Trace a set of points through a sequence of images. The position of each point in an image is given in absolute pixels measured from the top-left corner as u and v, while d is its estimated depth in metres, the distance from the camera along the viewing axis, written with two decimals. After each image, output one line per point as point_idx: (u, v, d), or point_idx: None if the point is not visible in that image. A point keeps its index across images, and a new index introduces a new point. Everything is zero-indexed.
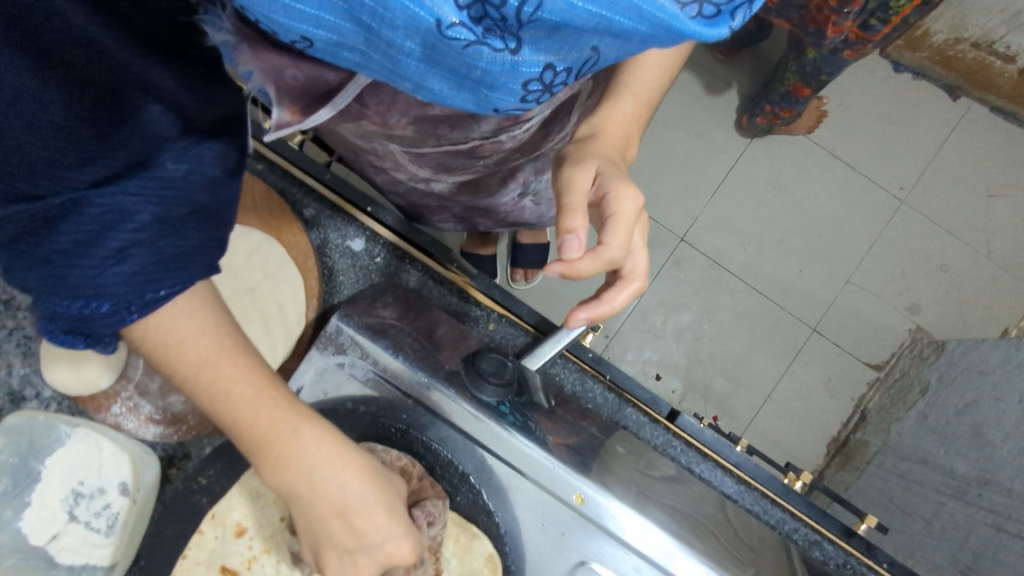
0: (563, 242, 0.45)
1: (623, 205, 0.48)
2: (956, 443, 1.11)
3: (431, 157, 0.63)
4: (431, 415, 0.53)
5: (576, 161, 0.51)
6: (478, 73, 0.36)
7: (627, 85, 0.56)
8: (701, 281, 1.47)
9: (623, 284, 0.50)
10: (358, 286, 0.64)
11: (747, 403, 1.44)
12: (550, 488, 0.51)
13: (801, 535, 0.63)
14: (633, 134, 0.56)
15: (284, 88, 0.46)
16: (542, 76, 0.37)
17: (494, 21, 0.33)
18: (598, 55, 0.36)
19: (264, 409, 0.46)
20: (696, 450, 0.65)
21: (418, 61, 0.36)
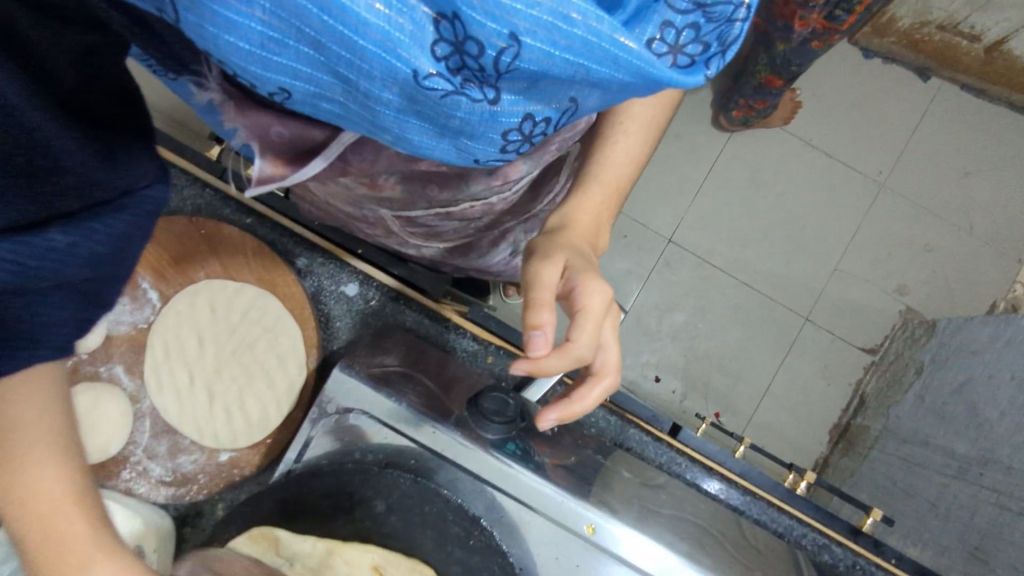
0: (529, 339, 0.47)
1: (591, 300, 0.49)
2: (954, 423, 1.13)
3: (422, 221, 0.62)
4: (439, 459, 0.53)
5: (545, 255, 0.51)
6: (456, 121, 0.36)
7: (597, 173, 0.57)
8: (692, 280, 1.49)
9: (595, 380, 0.51)
10: (355, 330, 0.65)
11: (747, 397, 1.45)
12: (560, 520, 0.52)
13: (810, 540, 0.63)
14: (604, 222, 0.56)
15: (265, 143, 0.46)
16: (521, 127, 0.38)
17: (472, 71, 0.33)
18: (576, 106, 0.38)
19: (62, 523, 0.44)
20: (699, 463, 0.65)
21: (395, 111, 0.36)
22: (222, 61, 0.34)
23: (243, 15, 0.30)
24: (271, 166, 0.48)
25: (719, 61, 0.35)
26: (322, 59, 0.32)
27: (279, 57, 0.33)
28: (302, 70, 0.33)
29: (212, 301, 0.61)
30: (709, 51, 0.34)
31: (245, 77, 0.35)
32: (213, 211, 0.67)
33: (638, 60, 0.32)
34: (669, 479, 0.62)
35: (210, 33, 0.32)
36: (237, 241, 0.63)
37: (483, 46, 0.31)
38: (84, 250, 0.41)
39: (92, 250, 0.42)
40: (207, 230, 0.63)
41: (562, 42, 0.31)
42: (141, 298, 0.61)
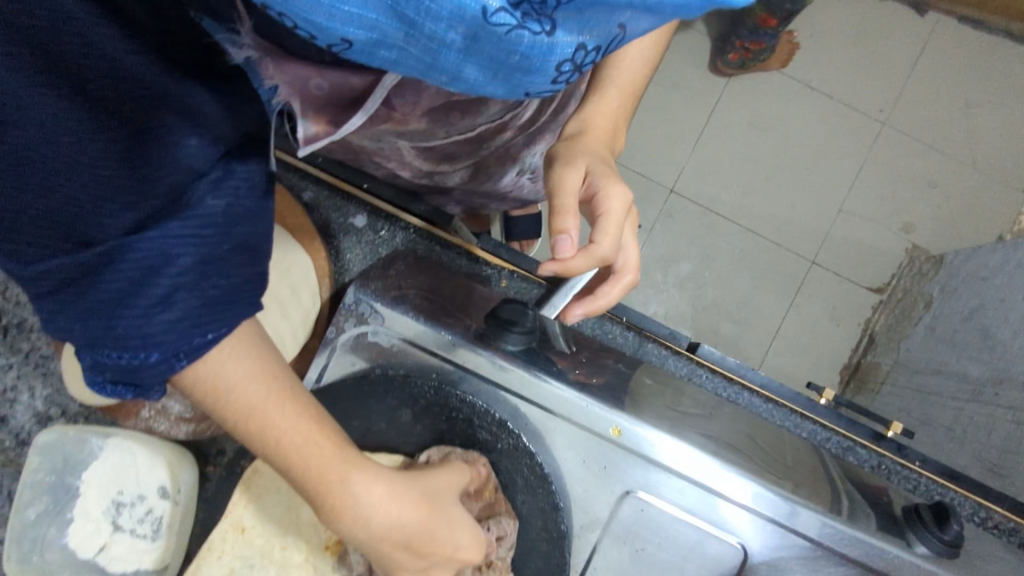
0: (556, 243, 0.47)
1: (613, 204, 0.49)
2: (966, 349, 1.13)
3: (440, 150, 0.60)
4: (460, 370, 0.53)
5: (566, 161, 0.51)
6: (517, 57, 0.36)
7: (612, 76, 0.56)
8: (697, 229, 1.48)
9: (617, 279, 0.53)
10: (366, 260, 0.65)
11: (756, 342, 1.45)
12: (584, 423, 0.52)
13: (834, 443, 0.64)
14: (621, 125, 0.57)
15: (308, 99, 0.45)
16: (575, 57, 0.37)
17: (532, 4, 0.33)
18: (623, 33, 0.38)
19: (308, 458, 0.46)
20: (720, 376, 0.65)
21: (457, 52, 0.35)
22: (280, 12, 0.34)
23: None
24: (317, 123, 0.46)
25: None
26: (386, 2, 0.32)
27: (347, 5, 0.32)
28: (365, 15, 0.33)
29: None
30: None
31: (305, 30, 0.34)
32: None
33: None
34: (692, 391, 0.62)
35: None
36: None
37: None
38: (212, 214, 0.45)
39: (214, 213, 0.45)
40: None
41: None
42: None
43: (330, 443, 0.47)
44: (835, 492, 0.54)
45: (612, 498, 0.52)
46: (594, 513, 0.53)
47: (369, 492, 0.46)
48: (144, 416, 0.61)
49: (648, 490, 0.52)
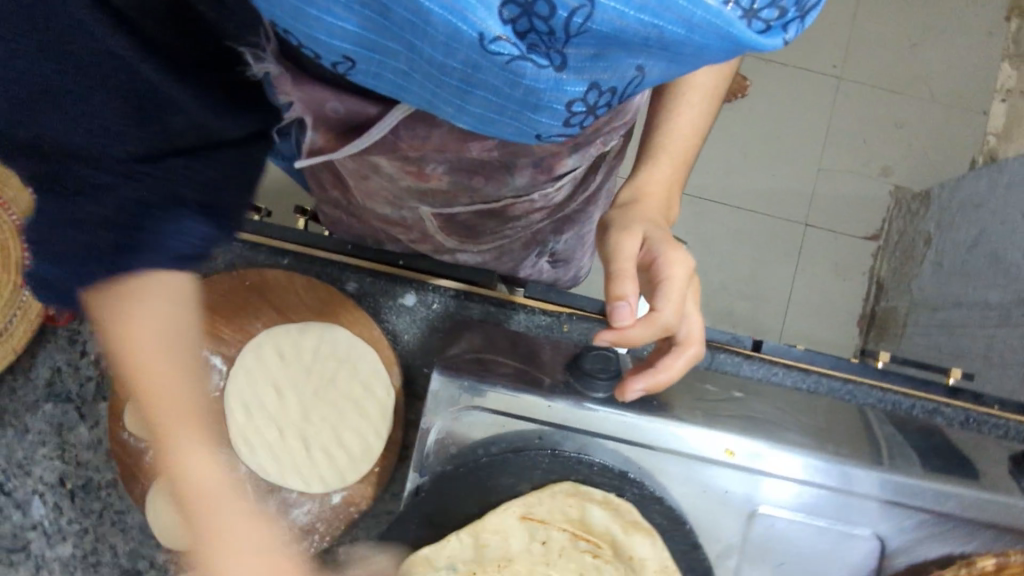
0: (614, 311, 0.48)
1: (674, 271, 0.50)
2: (980, 277, 1.16)
3: (461, 220, 0.62)
4: (562, 431, 0.53)
5: (623, 226, 0.52)
6: (523, 90, 0.34)
7: (666, 141, 0.57)
8: (690, 218, 1.50)
9: (680, 350, 0.52)
10: (427, 339, 0.63)
11: (772, 313, 1.47)
12: (695, 453, 0.52)
13: (918, 408, 0.65)
14: (673, 196, 0.57)
15: (321, 118, 0.48)
16: (587, 97, 0.35)
17: (540, 36, 0.31)
18: (642, 75, 0.34)
19: (171, 408, 0.44)
20: (794, 368, 0.66)
21: (456, 79, 0.34)
22: (286, 29, 0.34)
23: None
24: (325, 138, 0.50)
25: (797, 27, 0.32)
26: (376, 19, 0.31)
27: (342, 24, 0.32)
28: (356, 32, 0.32)
29: (280, 350, 0.60)
30: (788, 16, 0.31)
31: (308, 45, 0.34)
32: (246, 262, 0.65)
33: (714, 19, 0.29)
34: (773, 391, 0.63)
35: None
36: (285, 283, 0.60)
37: (553, 6, 0.29)
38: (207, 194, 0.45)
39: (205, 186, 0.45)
40: (252, 279, 0.60)
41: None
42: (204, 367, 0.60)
43: (184, 399, 0.44)
44: (940, 458, 0.55)
45: (738, 519, 0.53)
46: (726, 539, 0.53)
47: (188, 463, 0.44)
48: None
49: (771, 504, 0.52)
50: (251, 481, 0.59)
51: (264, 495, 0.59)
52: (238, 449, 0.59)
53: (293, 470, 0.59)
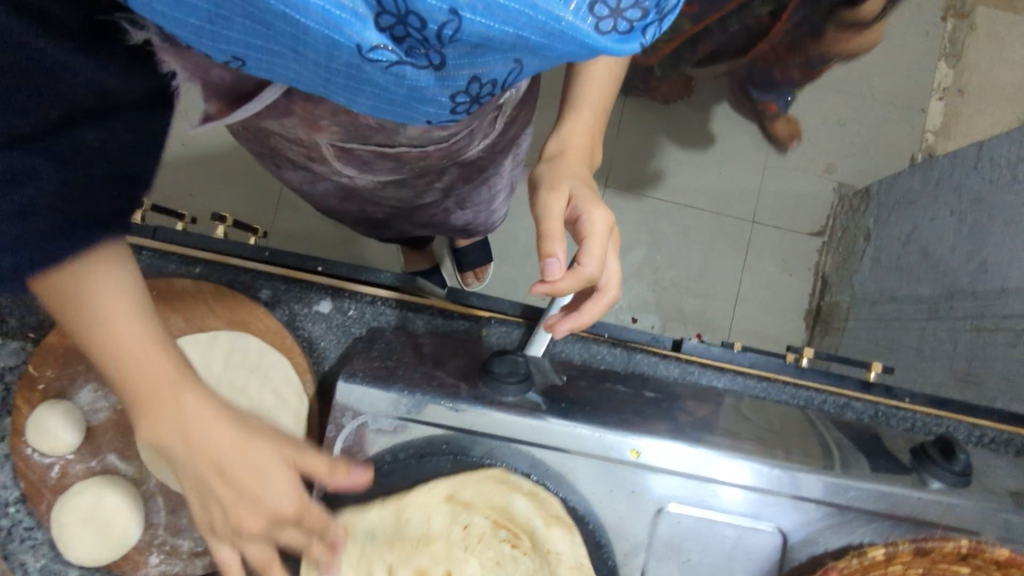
0: (546, 267, 0.55)
1: (596, 226, 0.57)
2: (912, 271, 1.20)
3: (357, 156, 0.61)
4: (470, 435, 0.53)
5: (551, 185, 0.60)
6: (405, 87, 0.37)
7: (585, 94, 0.64)
8: (641, 216, 1.52)
9: (598, 296, 0.58)
10: (343, 345, 0.63)
11: (721, 309, 1.49)
12: (602, 453, 0.53)
13: (829, 403, 0.66)
14: (593, 141, 0.65)
15: (211, 87, 0.46)
16: (467, 88, 0.39)
17: (417, 41, 0.33)
18: (520, 66, 0.38)
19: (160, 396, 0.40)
20: (711, 367, 0.67)
21: (343, 79, 0.36)
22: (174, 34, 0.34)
23: None
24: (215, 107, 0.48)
25: (657, 28, 0.36)
26: (255, 28, 0.32)
27: (225, 32, 0.33)
28: (241, 41, 0.34)
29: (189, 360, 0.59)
30: (648, 17, 0.35)
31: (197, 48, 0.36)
32: (155, 271, 0.63)
33: (574, 32, 0.32)
34: (688, 390, 0.64)
35: (159, 14, 0.32)
36: (193, 292, 0.60)
37: (424, 21, 0.31)
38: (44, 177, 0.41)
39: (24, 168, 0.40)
40: (160, 288, 0.60)
41: (499, 14, 0.31)
42: None
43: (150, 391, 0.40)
44: (834, 450, 0.57)
45: (646, 516, 0.54)
46: (633, 537, 0.54)
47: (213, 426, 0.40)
48: (155, 561, 0.58)
49: (677, 502, 0.53)
50: (163, 493, 0.58)
51: (178, 507, 0.58)
52: (146, 460, 0.58)
53: None
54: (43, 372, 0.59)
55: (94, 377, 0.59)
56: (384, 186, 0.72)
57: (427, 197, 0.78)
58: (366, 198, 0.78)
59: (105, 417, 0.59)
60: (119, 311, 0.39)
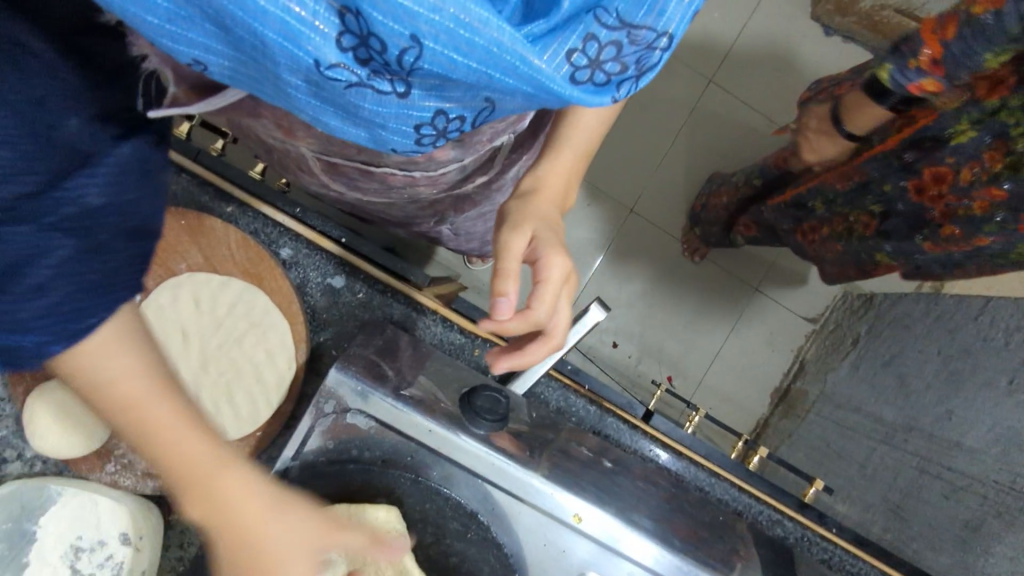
0: (495, 305, 0.52)
1: (552, 274, 0.54)
2: (884, 392, 1.24)
3: (342, 168, 0.63)
4: (435, 456, 0.56)
5: (514, 224, 0.56)
6: (365, 112, 0.33)
7: (571, 135, 0.62)
8: (642, 255, 1.53)
9: (544, 341, 0.57)
10: (343, 322, 0.65)
11: (698, 361, 1.52)
12: (547, 508, 0.56)
13: (764, 515, 0.70)
14: (572, 183, 0.63)
15: (180, 75, 0.45)
16: (435, 121, 0.35)
17: (379, 65, 0.30)
18: (491, 106, 0.35)
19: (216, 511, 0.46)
20: (670, 448, 0.70)
21: (305, 95, 0.33)
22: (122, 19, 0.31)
23: None
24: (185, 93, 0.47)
25: (632, 85, 0.37)
26: (215, 28, 0.29)
27: (187, 33, 0.30)
28: (199, 40, 0.30)
29: (196, 296, 0.61)
30: (627, 73, 0.36)
31: (155, 45, 0.32)
32: (188, 198, 0.65)
33: (542, 75, 0.31)
34: (643, 466, 0.67)
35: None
36: (221, 234, 0.62)
37: (385, 44, 0.29)
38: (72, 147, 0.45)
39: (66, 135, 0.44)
40: (189, 220, 0.62)
41: (464, 48, 0.29)
42: None
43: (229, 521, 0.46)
44: (755, 562, 0.61)
45: None
46: None
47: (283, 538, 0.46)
48: (111, 469, 0.60)
49: None
50: None
51: None
52: None
53: None
54: None
55: None
56: (371, 202, 0.76)
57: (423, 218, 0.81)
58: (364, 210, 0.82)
59: None
60: (148, 390, 0.45)
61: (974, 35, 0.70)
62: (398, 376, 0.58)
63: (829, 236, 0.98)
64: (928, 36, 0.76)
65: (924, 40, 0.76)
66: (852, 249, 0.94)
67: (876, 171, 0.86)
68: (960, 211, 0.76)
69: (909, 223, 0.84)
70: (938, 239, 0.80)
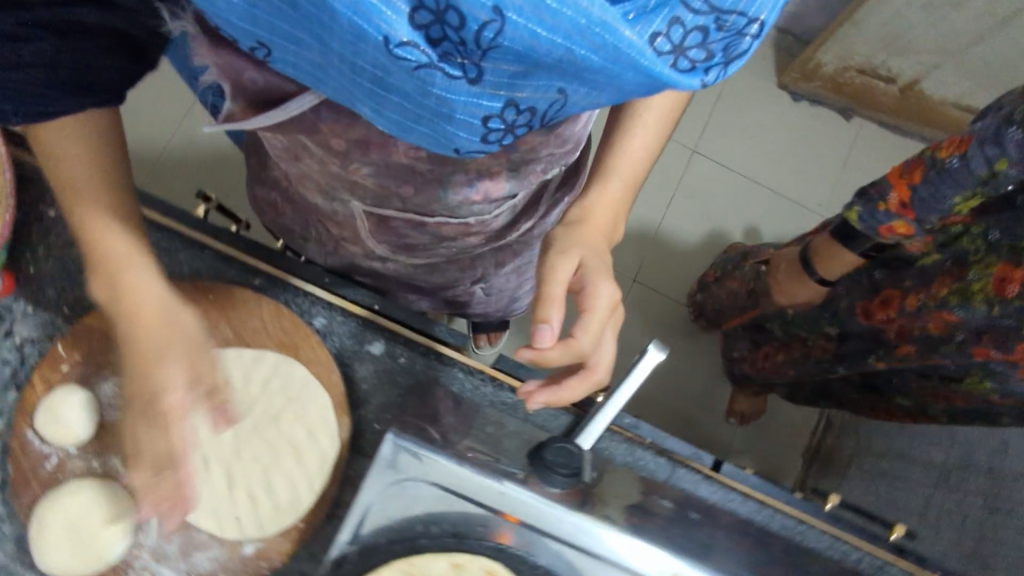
0: (537, 331, 0.53)
1: (599, 301, 0.56)
2: (926, 435, 1.19)
3: (392, 222, 0.65)
4: (509, 522, 0.49)
5: (562, 249, 0.59)
6: (433, 98, 0.37)
7: (615, 167, 0.64)
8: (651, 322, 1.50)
9: (586, 376, 0.57)
10: (385, 392, 0.60)
11: (723, 427, 1.46)
12: (641, 572, 0.48)
13: (867, 563, 0.63)
14: (620, 214, 0.64)
15: (238, 88, 0.48)
16: (503, 113, 0.38)
17: (453, 45, 0.34)
18: (564, 100, 0.38)
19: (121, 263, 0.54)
20: (752, 498, 0.64)
21: (370, 81, 0.36)
22: (207, 12, 0.36)
23: None
24: (240, 108, 0.50)
25: (718, 73, 0.39)
26: (287, 11, 0.33)
27: (256, 11, 0.34)
28: (271, 23, 0.34)
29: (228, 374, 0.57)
30: (712, 60, 0.38)
31: (229, 30, 0.37)
32: (214, 274, 0.61)
33: (632, 50, 0.33)
34: (728, 519, 0.60)
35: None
36: (251, 306, 0.59)
37: (464, 17, 0.32)
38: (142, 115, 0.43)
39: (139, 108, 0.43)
40: (214, 295, 0.59)
41: (547, 21, 0.32)
42: None
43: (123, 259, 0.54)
44: None
45: None
46: None
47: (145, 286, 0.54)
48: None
49: None
50: None
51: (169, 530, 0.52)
52: None
53: (206, 505, 0.53)
54: (71, 355, 0.55)
55: (123, 370, 0.55)
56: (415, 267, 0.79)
57: (459, 276, 0.83)
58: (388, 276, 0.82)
59: (124, 416, 0.54)
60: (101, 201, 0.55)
61: (942, 180, 0.72)
62: (447, 437, 0.52)
63: (784, 360, 1.14)
64: (895, 181, 0.78)
65: (891, 184, 0.78)
66: (805, 368, 1.09)
67: (846, 286, 0.96)
68: (914, 330, 0.84)
69: (863, 343, 0.95)
70: (891, 357, 0.90)
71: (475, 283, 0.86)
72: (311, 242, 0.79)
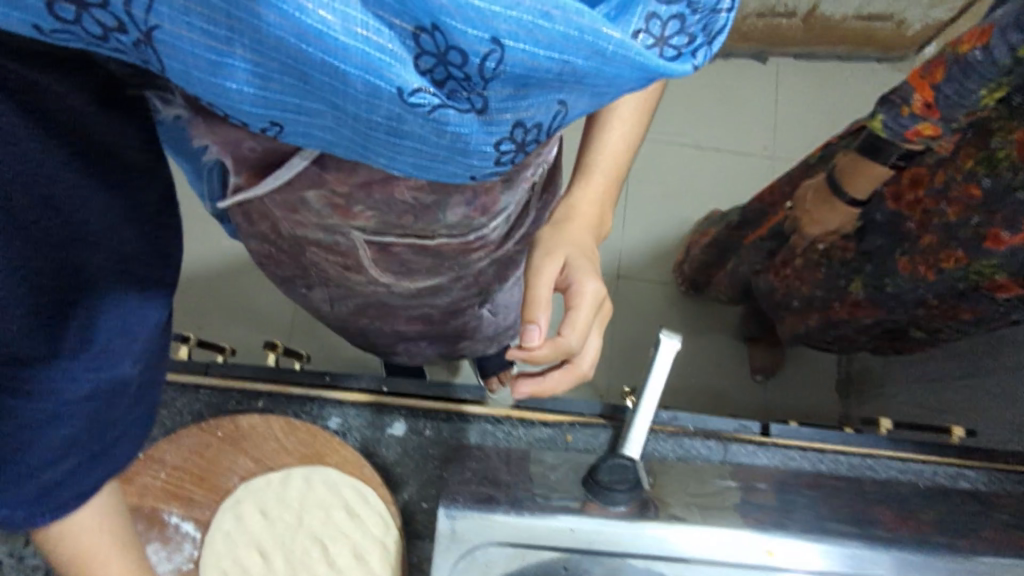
0: (526, 332, 0.54)
1: (584, 298, 0.56)
2: None
3: (395, 249, 0.60)
4: (589, 555, 0.48)
5: (547, 248, 0.57)
6: (449, 138, 0.30)
7: (599, 161, 0.59)
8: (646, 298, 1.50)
9: (568, 370, 0.58)
10: (422, 469, 0.58)
11: (750, 384, 1.46)
12: (730, 559, 0.47)
13: (942, 474, 0.62)
14: (605, 213, 0.61)
15: (240, 158, 0.47)
16: (515, 137, 0.32)
17: (459, 82, 0.28)
18: (566, 110, 0.31)
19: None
20: (811, 449, 0.63)
21: (385, 136, 0.30)
22: (209, 103, 0.30)
23: (222, 53, 0.26)
24: (248, 177, 0.50)
25: (706, 52, 0.32)
26: (291, 83, 0.27)
27: (266, 93, 0.28)
28: (273, 99, 0.28)
29: (262, 505, 0.54)
30: (696, 43, 0.32)
31: (231, 115, 0.31)
32: (217, 410, 0.60)
33: (631, 53, 0.27)
34: (799, 478, 0.59)
35: (202, 79, 0.27)
36: (262, 430, 0.56)
37: (465, 54, 0.26)
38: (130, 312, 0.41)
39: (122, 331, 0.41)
40: (225, 430, 0.55)
41: (544, 40, 0.26)
42: (174, 537, 0.53)
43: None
44: (970, 523, 0.53)
45: None
46: None
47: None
48: None
49: None
50: None
51: None
52: None
53: None
54: None
55: (155, 536, 0.53)
56: (422, 292, 0.75)
57: (464, 303, 0.83)
58: (393, 303, 0.78)
59: None
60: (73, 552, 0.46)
61: (965, 76, 0.68)
62: (510, 492, 0.51)
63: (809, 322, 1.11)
64: (916, 83, 0.73)
65: (912, 87, 0.74)
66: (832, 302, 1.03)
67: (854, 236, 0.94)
68: (932, 220, 0.82)
69: (885, 293, 0.92)
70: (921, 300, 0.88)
71: (482, 305, 0.87)
72: (316, 284, 0.77)
